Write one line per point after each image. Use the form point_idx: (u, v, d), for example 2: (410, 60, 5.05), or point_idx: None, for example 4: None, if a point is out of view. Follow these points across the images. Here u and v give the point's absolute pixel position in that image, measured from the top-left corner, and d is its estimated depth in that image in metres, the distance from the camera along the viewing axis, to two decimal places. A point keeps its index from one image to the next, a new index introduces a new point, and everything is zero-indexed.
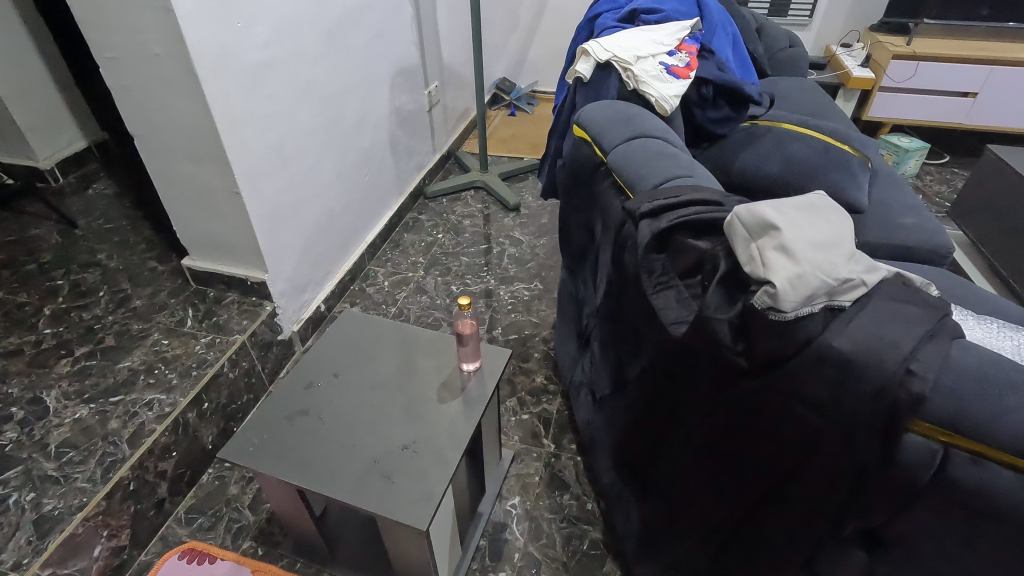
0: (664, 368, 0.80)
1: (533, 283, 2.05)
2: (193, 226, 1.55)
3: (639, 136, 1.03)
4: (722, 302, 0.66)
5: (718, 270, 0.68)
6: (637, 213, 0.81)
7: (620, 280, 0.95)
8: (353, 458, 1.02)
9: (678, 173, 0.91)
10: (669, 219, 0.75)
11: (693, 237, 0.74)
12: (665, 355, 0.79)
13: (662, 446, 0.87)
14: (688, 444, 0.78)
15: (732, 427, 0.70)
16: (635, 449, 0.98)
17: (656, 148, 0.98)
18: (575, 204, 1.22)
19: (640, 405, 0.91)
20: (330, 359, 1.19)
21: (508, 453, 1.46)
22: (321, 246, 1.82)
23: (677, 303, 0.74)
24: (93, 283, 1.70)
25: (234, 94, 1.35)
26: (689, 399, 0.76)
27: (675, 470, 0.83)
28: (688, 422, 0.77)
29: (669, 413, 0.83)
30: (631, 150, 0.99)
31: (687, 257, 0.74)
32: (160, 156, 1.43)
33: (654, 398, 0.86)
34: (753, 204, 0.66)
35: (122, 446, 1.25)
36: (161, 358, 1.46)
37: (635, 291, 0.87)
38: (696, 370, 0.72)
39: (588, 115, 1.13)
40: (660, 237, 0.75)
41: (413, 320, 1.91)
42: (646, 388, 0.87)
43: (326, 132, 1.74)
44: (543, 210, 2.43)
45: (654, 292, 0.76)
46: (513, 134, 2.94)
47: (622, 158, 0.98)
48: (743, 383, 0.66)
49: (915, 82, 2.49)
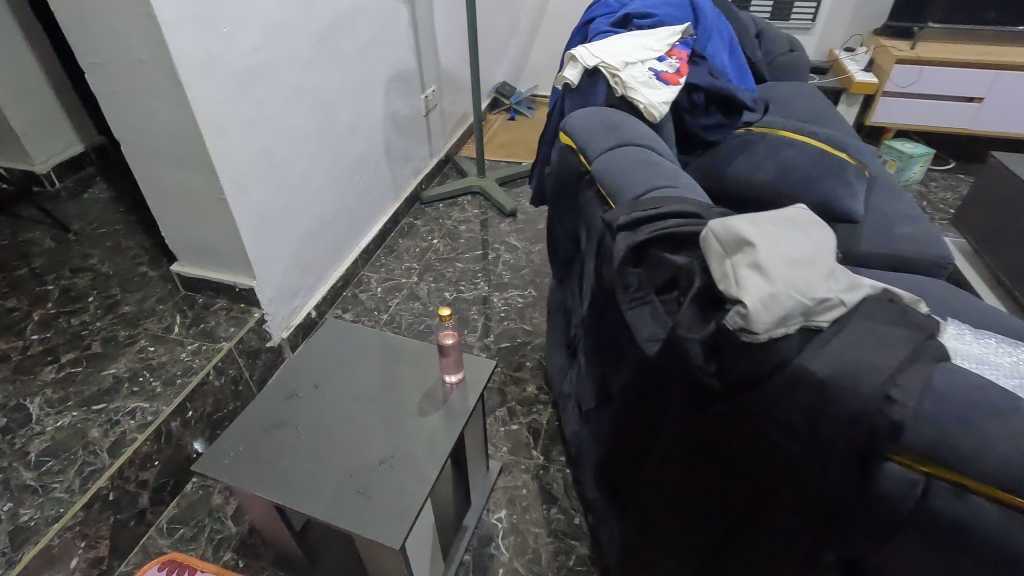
0: (643, 384, 0.77)
1: (527, 290, 2.03)
2: (181, 232, 1.54)
3: (623, 144, 1.01)
4: (695, 322, 0.62)
5: (693, 287, 0.64)
6: (615, 224, 0.78)
7: (603, 293, 0.91)
8: (329, 472, 0.99)
9: (661, 183, 0.89)
10: (646, 233, 0.72)
11: (670, 252, 0.71)
12: (644, 372, 0.75)
13: (644, 466, 0.84)
14: (666, 465, 0.75)
15: (709, 449, 0.67)
16: (615, 465, 0.94)
17: (641, 157, 0.95)
18: (562, 214, 1.20)
19: (622, 422, 0.88)
20: (312, 369, 1.18)
21: (496, 464, 1.44)
22: (313, 252, 1.81)
23: (653, 320, 0.70)
24: (83, 288, 1.70)
25: (220, 101, 1.33)
26: (666, 418, 0.73)
27: (656, 492, 0.80)
28: (666, 442, 0.74)
29: (650, 432, 0.80)
30: (615, 159, 0.96)
31: (663, 272, 0.70)
32: (146, 162, 1.42)
33: (634, 415, 0.83)
34: (729, 219, 0.63)
35: (102, 455, 1.24)
36: (146, 365, 1.45)
37: (615, 304, 0.84)
38: (671, 389, 0.69)
39: (575, 123, 1.11)
40: (636, 250, 0.72)
41: (404, 328, 1.89)
42: (627, 404, 0.84)
43: (318, 138, 1.72)
44: (540, 216, 2.41)
45: (628, 308, 0.73)
46: (512, 138, 2.92)
47: (605, 167, 0.96)
48: (719, 404, 0.63)
49: (919, 87, 2.44)
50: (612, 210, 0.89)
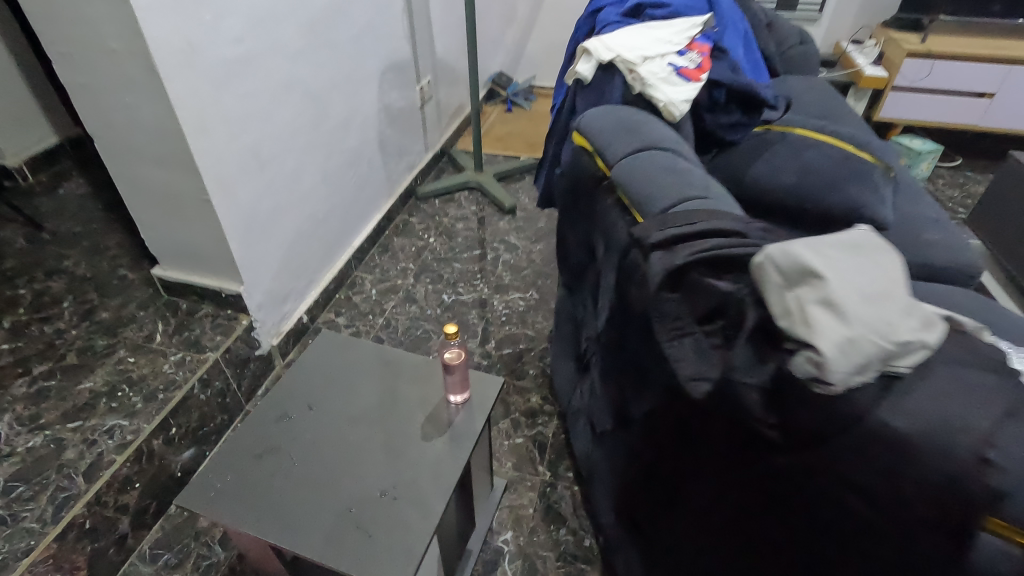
0: (674, 425, 0.71)
1: (529, 293, 1.95)
2: (162, 234, 1.43)
3: (646, 147, 0.92)
4: (750, 364, 0.56)
5: (745, 324, 0.57)
6: (646, 240, 0.70)
7: (628, 313, 0.82)
8: (325, 506, 0.91)
9: (691, 193, 0.81)
10: (686, 254, 0.64)
11: (713, 276, 0.63)
12: (677, 413, 0.69)
13: (673, 507, 0.78)
14: (709, 510, 0.70)
15: (762, 503, 0.61)
16: (638, 496, 0.88)
17: (666, 164, 0.87)
18: (574, 220, 1.12)
19: (647, 457, 0.82)
20: (304, 388, 1.09)
21: (500, 481, 1.37)
22: (304, 252, 1.71)
23: (695, 356, 0.61)
24: (57, 292, 1.59)
25: (203, 94, 1.23)
26: (703, 464, 0.67)
27: (695, 531, 0.75)
28: (706, 487, 0.69)
29: (682, 475, 0.73)
30: (639, 165, 0.88)
31: (706, 299, 0.62)
32: (122, 160, 1.31)
33: (662, 453, 0.77)
34: (786, 243, 0.55)
35: (77, 480, 1.15)
36: (126, 379, 1.35)
37: (645, 328, 0.76)
38: (715, 438, 0.63)
39: (589, 122, 1.03)
40: (674, 273, 0.64)
41: (401, 333, 1.80)
42: (655, 440, 0.78)
43: (309, 133, 1.62)
44: (540, 213, 2.32)
45: (668, 341, 0.63)
46: (510, 131, 2.82)
47: (628, 174, 0.87)
48: (775, 459, 0.57)
49: (929, 82, 2.38)
50: (637, 223, 0.81)
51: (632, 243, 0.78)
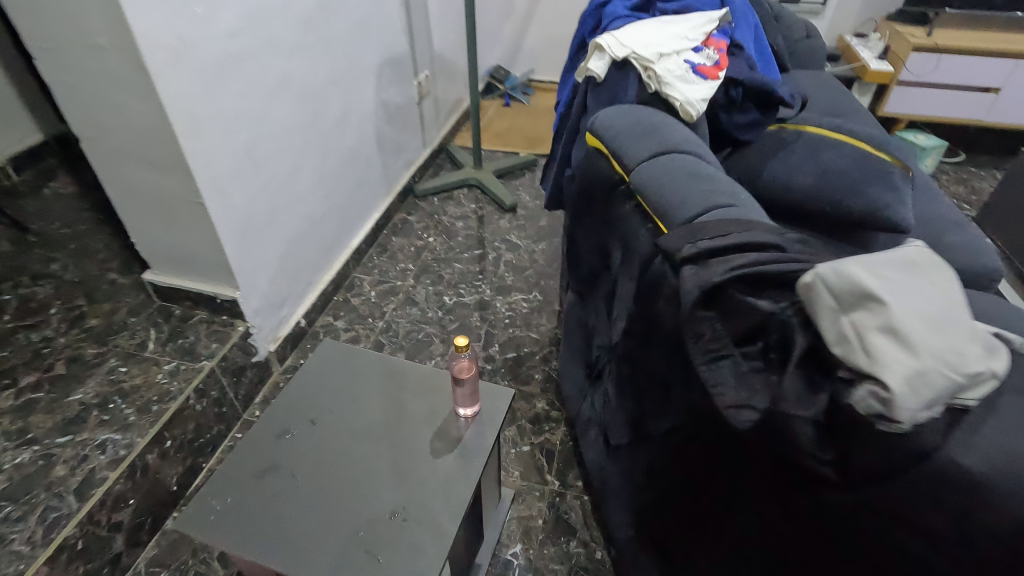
0: (711, 456, 0.71)
1: (532, 294, 1.90)
2: (153, 238, 1.38)
3: (666, 151, 0.88)
4: (803, 396, 0.55)
5: (797, 345, 0.56)
6: (677, 250, 0.67)
7: (655, 324, 0.77)
8: (332, 528, 0.87)
9: (718, 201, 0.77)
10: (724, 269, 0.60)
11: (752, 294, 0.60)
12: (717, 444, 0.69)
13: (706, 534, 0.79)
14: (749, 538, 0.71)
15: (812, 533, 0.63)
16: (665, 513, 0.87)
17: (689, 169, 0.83)
18: (587, 224, 1.07)
19: (673, 483, 0.81)
20: (307, 402, 1.05)
21: (508, 492, 1.33)
22: (302, 255, 1.66)
23: (735, 381, 0.59)
24: (44, 298, 1.54)
25: (195, 92, 1.17)
26: (745, 494, 0.68)
27: (730, 557, 0.76)
28: (747, 515, 0.70)
29: (717, 505, 0.74)
30: (660, 169, 0.84)
31: (748, 319, 0.59)
32: (109, 160, 1.25)
33: (693, 482, 0.77)
34: (839, 263, 0.55)
35: (68, 499, 1.09)
36: (117, 390, 1.30)
37: (677, 344, 0.72)
38: (764, 467, 0.63)
39: (604, 123, 0.98)
40: (711, 290, 0.61)
41: (401, 337, 1.75)
42: (683, 467, 0.78)
43: (305, 131, 1.56)
44: (541, 211, 2.27)
45: (703, 364, 0.60)
46: (508, 126, 2.76)
47: (649, 179, 0.83)
48: (830, 496, 0.58)
49: (935, 77, 2.35)
50: (662, 233, 0.76)
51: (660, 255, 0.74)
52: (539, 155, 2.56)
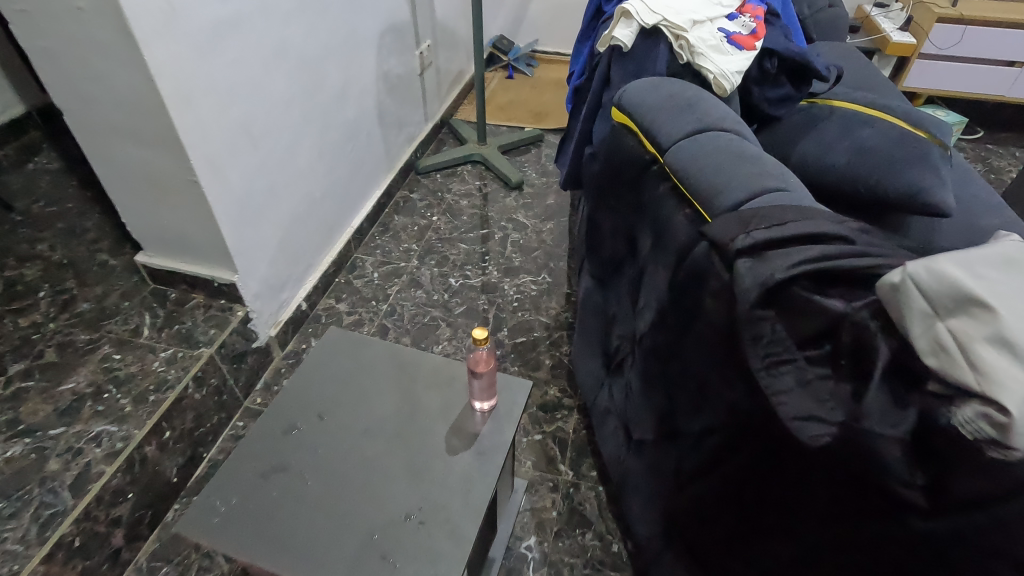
0: (765, 469, 0.69)
1: (541, 276, 1.84)
2: (146, 219, 1.30)
3: (704, 129, 0.82)
4: (889, 413, 0.57)
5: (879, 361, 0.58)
6: (728, 241, 0.67)
7: (702, 315, 0.73)
8: (347, 532, 0.83)
9: (766, 185, 0.72)
10: (785, 269, 0.62)
11: (819, 294, 0.62)
12: (774, 458, 0.67)
13: (754, 550, 0.76)
14: (801, 557, 0.70)
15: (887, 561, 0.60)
16: (704, 519, 0.83)
17: (732, 149, 0.77)
18: (611, 206, 1.01)
19: (710, 494, 0.79)
20: (312, 396, 0.99)
21: (521, 482, 1.29)
22: (302, 236, 1.58)
23: (801, 391, 0.61)
24: (32, 281, 1.47)
25: (187, 61, 1.08)
26: (806, 513, 0.66)
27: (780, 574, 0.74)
28: (810, 535, 0.67)
29: (767, 519, 0.72)
30: (700, 150, 0.78)
31: (812, 321, 0.61)
32: (96, 136, 1.17)
33: (737, 495, 0.75)
34: (943, 268, 0.55)
35: (63, 495, 1.04)
36: (112, 378, 1.24)
37: (735, 341, 0.68)
38: (835, 488, 0.61)
39: (633, 97, 0.91)
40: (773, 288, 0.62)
41: (407, 321, 1.69)
42: (726, 479, 0.75)
43: (304, 105, 1.47)
44: (548, 189, 2.19)
45: (763, 369, 0.63)
46: (512, 99, 2.65)
47: (688, 160, 0.77)
48: (913, 522, 0.57)
49: (958, 50, 2.26)
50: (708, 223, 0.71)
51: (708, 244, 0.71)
52: (545, 130, 2.47)
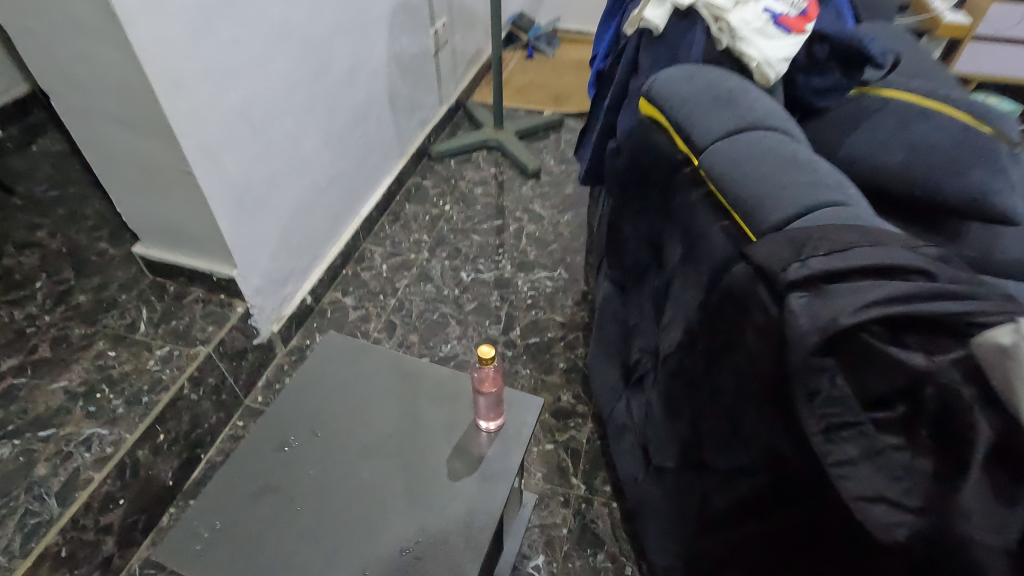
0: (823, 528, 0.62)
1: (556, 271, 1.75)
2: (142, 209, 1.23)
3: (746, 129, 0.72)
4: (991, 514, 0.47)
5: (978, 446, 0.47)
6: (779, 271, 0.59)
7: (740, 347, 0.65)
8: (338, 566, 0.76)
9: (817, 201, 0.63)
10: (851, 314, 0.54)
11: (895, 346, 0.53)
12: (835, 524, 0.59)
13: None
14: None
15: None
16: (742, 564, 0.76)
17: (780, 155, 0.68)
18: (635, 209, 0.92)
19: (752, 539, 0.72)
20: (308, 407, 0.92)
21: (531, 496, 1.22)
22: (307, 226, 1.51)
23: (878, 473, 0.52)
24: (30, 270, 1.42)
25: (178, 42, 1.00)
26: None
27: None
28: None
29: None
30: (743, 155, 0.68)
31: (888, 380, 0.53)
32: (86, 121, 1.09)
33: (789, 546, 0.68)
34: None
35: (49, 503, 1.00)
36: (105, 377, 1.18)
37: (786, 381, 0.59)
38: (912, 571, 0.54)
39: (666, 88, 0.80)
40: (835, 335, 0.54)
41: (415, 317, 1.62)
42: (773, 529, 0.68)
43: (309, 87, 1.38)
44: (567, 177, 2.08)
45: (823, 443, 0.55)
46: (532, 81, 2.53)
47: (729, 167, 0.68)
48: None
49: (1016, 31, 2.08)
50: (754, 246, 0.62)
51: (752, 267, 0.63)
52: (565, 114, 2.35)
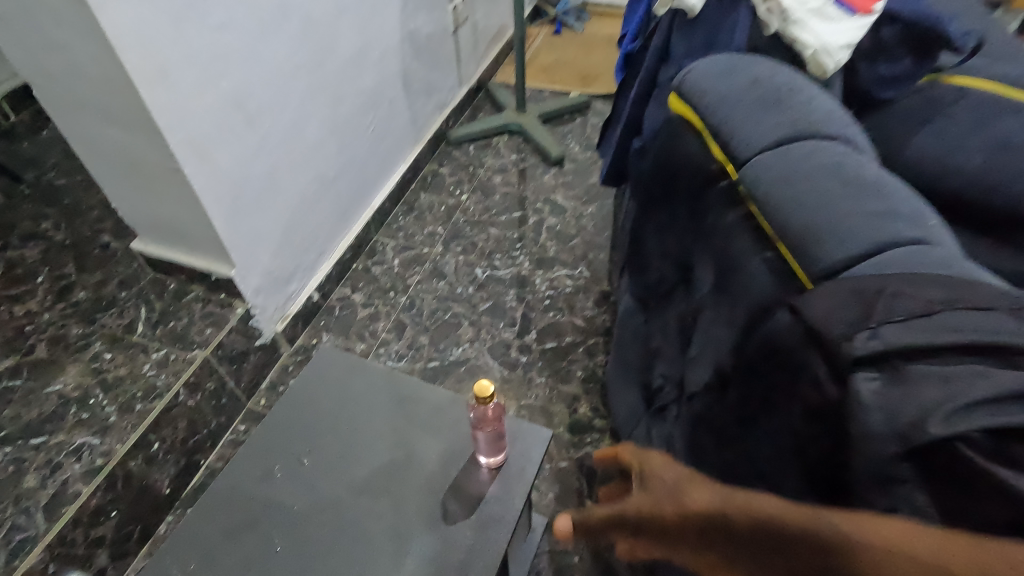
0: None
1: (577, 269, 1.64)
2: (134, 204, 1.16)
3: (802, 144, 0.61)
4: None
5: None
6: (845, 341, 0.50)
7: (783, 411, 0.55)
8: None
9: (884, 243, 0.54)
10: (942, 421, 0.44)
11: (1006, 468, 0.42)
12: None
13: None
14: None
15: None
16: None
17: (843, 182, 0.57)
18: (663, 221, 0.80)
19: None
20: (297, 432, 0.85)
21: (541, 519, 1.14)
22: (312, 221, 1.42)
23: None
24: (33, 264, 1.39)
25: (158, 26, 0.91)
26: None
27: None
28: None
29: None
30: (799, 182, 0.58)
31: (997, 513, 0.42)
32: (69, 113, 1.02)
33: None
34: None
35: (36, 518, 0.97)
36: (100, 382, 1.14)
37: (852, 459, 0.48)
38: None
39: (705, 85, 0.68)
40: (918, 447, 0.45)
41: (425, 317, 1.53)
42: None
43: (312, 72, 1.28)
44: (592, 165, 1.95)
45: None
46: (558, 59, 2.37)
47: (784, 196, 0.57)
48: None
49: None
50: (809, 298, 0.53)
51: (804, 325, 0.53)
52: (592, 96, 2.20)
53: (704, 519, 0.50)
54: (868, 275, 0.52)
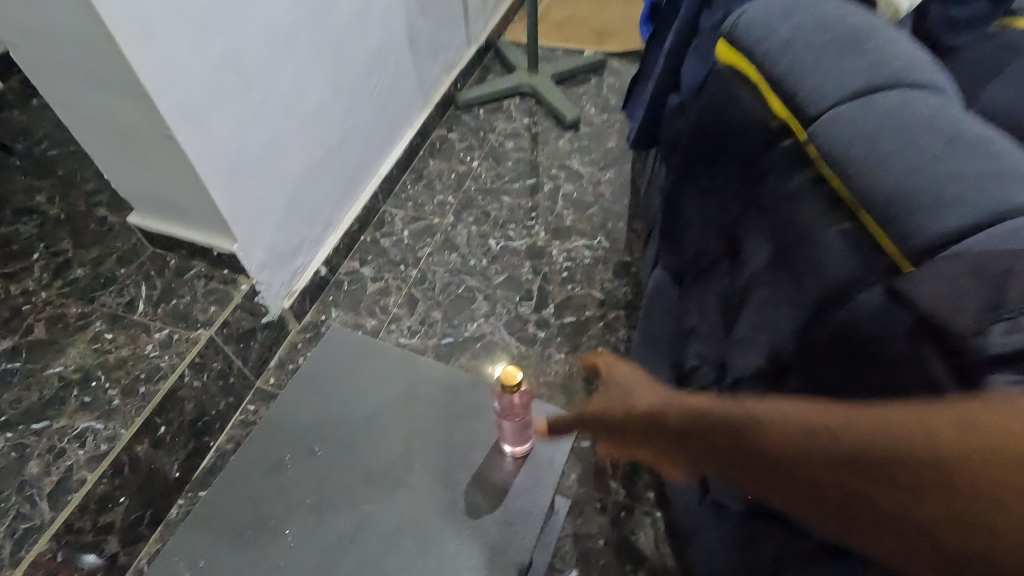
0: None
1: (596, 239, 1.56)
2: (127, 176, 1.09)
3: (898, 102, 0.53)
4: None
5: None
6: (975, 335, 0.43)
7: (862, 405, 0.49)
8: None
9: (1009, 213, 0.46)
10: None
11: None
12: None
13: None
14: None
15: None
16: None
17: (949, 144, 0.50)
18: (708, 188, 0.72)
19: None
20: (307, 421, 0.82)
21: (563, 501, 1.09)
22: (316, 191, 1.35)
23: None
24: (27, 239, 1.33)
25: None
26: None
27: None
28: None
29: None
30: (892, 147, 0.51)
31: None
32: (50, 77, 0.94)
33: None
34: None
35: (40, 506, 0.94)
36: (101, 363, 1.09)
37: None
38: None
39: (772, 40, 0.61)
40: None
41: (438, 291, 1.47)
42: None
43: (312, 29, 1.18)
44: (609, 128, 1.84)
45: None
46: (572, 14, 2.23)
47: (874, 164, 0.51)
48: None
49: None
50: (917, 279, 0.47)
51: (908, 308, 0.47)
52: (608, 54, 2.07)
53: (644, 416, 0.59)
54: (997, 247, 0.45)
